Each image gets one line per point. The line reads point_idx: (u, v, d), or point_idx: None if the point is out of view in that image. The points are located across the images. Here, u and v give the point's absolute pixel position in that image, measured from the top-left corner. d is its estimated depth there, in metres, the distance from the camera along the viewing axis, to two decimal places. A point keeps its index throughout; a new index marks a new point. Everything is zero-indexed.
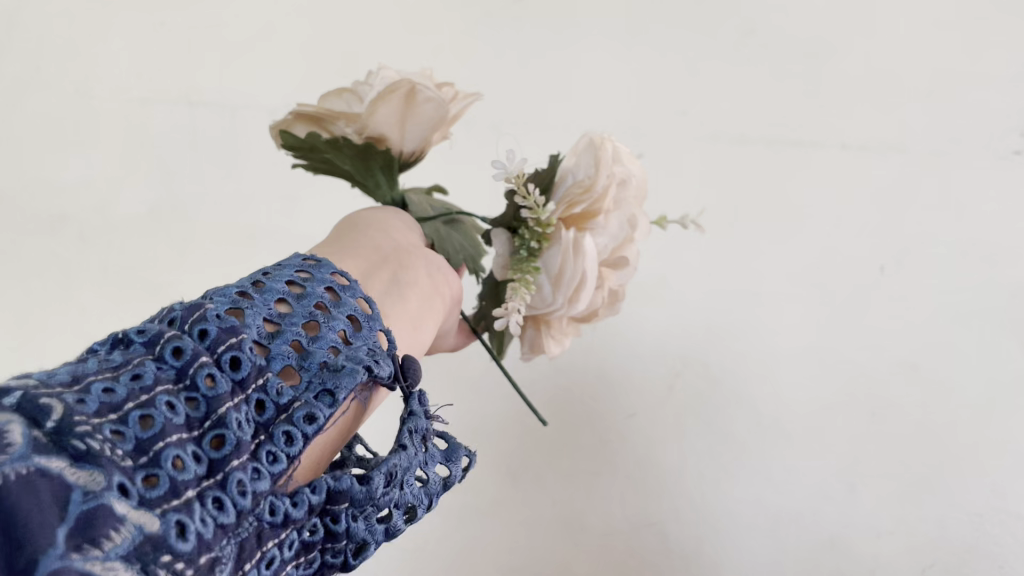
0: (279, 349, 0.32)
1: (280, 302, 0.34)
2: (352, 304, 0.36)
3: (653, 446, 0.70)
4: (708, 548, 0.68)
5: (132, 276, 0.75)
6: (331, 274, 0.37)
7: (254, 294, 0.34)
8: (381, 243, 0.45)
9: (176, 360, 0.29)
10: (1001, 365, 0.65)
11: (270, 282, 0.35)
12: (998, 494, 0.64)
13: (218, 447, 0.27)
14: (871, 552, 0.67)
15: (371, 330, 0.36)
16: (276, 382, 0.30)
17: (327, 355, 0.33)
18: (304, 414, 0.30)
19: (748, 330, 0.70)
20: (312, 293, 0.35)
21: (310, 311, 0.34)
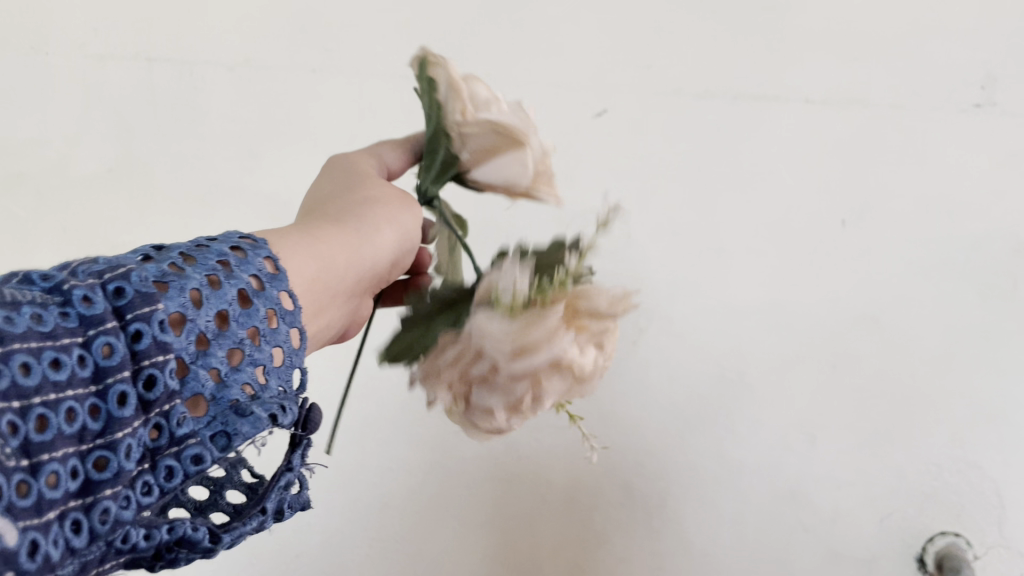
0: (198, 374, 0.25)
1: (222, 313, 0.27)
2: (286, 340, 0.30)
3: (618, 399, 0.69)
4: (673, 502, 0.69)
5: (92, 236, 0.77)
6: (284, 293, 0.30)
7: (210, 289, 0.27)
8: (358, 255, 0.38)
9: (103, 357, 0.23)
10: (960, 315, 0.65)
11: (227, 278, 0.28)
12: (957, 443, 0.66)
13: (99, 469, 0.22)
14: (831, 502, 0.68)
15: (290, 369, 0.30)
16: (182, 411, 0.24)
17: (242, 396, 0.27)
18: (196, 455, 0.25)
19: (706, 286, 0.70)
20: (255, 314, 0.28)
21: (243, 335, 0.27)
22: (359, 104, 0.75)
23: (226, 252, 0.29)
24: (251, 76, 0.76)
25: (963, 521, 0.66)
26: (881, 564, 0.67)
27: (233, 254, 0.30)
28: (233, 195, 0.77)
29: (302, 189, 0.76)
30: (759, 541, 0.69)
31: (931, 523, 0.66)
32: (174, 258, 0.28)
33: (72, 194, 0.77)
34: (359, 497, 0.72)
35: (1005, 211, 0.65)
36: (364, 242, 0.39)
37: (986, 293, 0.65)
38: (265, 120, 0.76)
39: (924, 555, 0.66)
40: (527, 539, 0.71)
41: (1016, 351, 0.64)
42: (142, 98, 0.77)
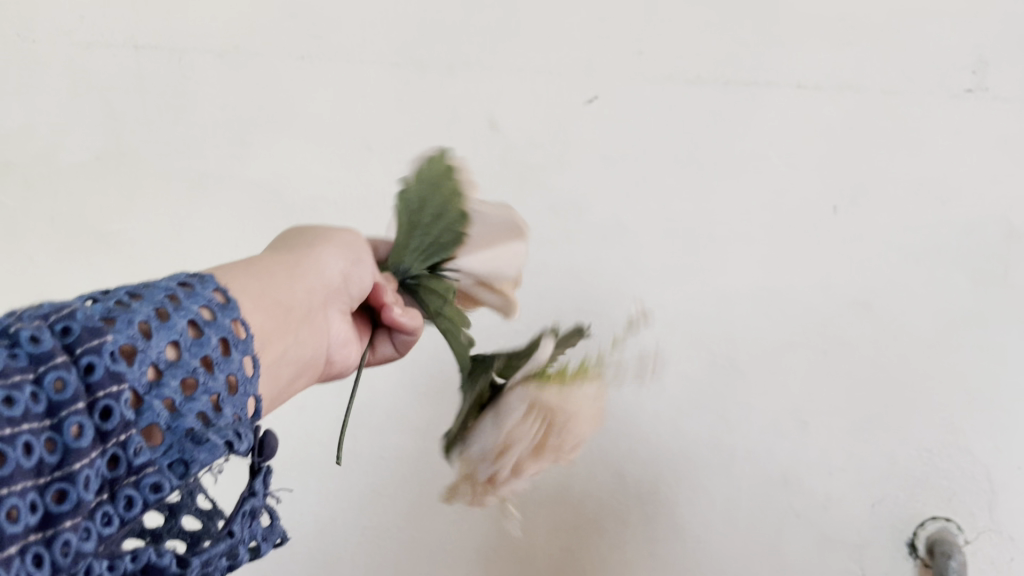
0: (152, 404, 0.28)
1: (172, 345, 0.30)
2: (237, 366, 0.33)
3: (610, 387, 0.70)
4: (665, 487, 0.69)
5: (84, 224, 0.78)
6: (231, 322, 0.34)
7: (158, 322, 0.30)
8: (297, 284, 0.42)
9: (56, 392, 0.24)
10: (951, 301, 0.65)
11: (175, 311, 0.31)
12: (950, 429, 0.65)
13: (58, 501, 0.23)
14: (823, 487, 0.68)
15: (242, 396, 0.33)
16: (138, 440, 0.27)
17: (196, 422, 0.30)
18: (153, 482, 0.27)
19: (698, 272, 0.70)
20: (205, 344, 0.31)
21: (195, 365, 0.31)
22: (349, 90, 0.74)
23: (171, 289, 0.32)
24: (239, 62, 0.75)
25: (955, 505, 0.65)
26: (872, 549, 0.67)
27: (178, 290, 0.33)
28: (224, 184, 0.76)
29: (292, 176, 0.75)
30: (750, 525, 0.69)
31: (923, 508, 0.66)
32: (121, 296, 0.30)
33: (60, 182, 0.78)
34: (352, 483, 0.73)
35: (996, 195, 0.65)
36: (303, 274, 0.44)
37: (977, 278, 0.65)
38: (254, 107, 0.75)
39: (916, 540, 0.66)
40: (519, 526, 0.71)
41: (1007, 336, 0.64)
42: (132, 86, 0.77)
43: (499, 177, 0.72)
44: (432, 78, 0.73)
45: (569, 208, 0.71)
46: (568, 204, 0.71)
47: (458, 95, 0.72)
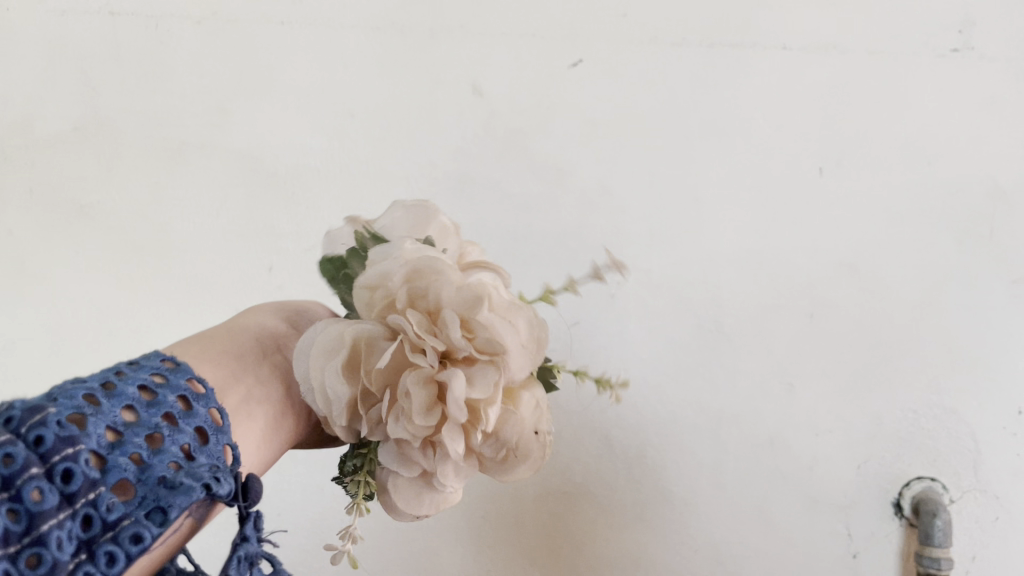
0: (116, 461, 0.29)
1: (127, 409, 0.31)
2: (203, 416, 0.33)
3: (596, 352, 0.70)
4: (653, 451, 0.69)
5: (63, 194, 0.77)
6: (187, 381, 0.34)
7: (104, 394, 0.31)
8: (243, 332, 0.41)
9: (5, 467, 0.26)
10: (937, 261, 0.65)
11: (123, 381, 0.32)
12: (935, 389, 0.66)
13: (34, 565, 0.25)
14: (809, 450, 0.68)
15: (219, 445, 0.33)
16: (107, 497, 0.28)
17: (167, 470, 0.30)
18: (130, 533, 0.27)
19: (684, 236, 0.69)
20: (162, 402, 0.32)
21: (156, 421, 0.31)
22: (330, 57, 0.73)
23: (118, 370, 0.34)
24: (218, 29, 0.74)
25: (940, 466, 0.65)
26: (859, 511, 0.67)
27: (125, 369, 0.34)
28: (205, 154, 0.75)
29: (273, 144, 0.74)
30: (737, 488, 0.69)
31: (909, 469, 0.66)
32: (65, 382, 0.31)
33: (38, 152, 0.77)
34: None
35: (982, 155, 0.64)
36: (245, 324, 0.43)
37: (963, 240, 0.65)
38: (233, 75, 0.74)
39: (901, 500, 0.66)
40: (511, 491, 0.71)
41: (991, 298, 0.64)
42: (108, 55, 0.76)
43: (483, 142, 0.71)
44: (413, 43, 0.72)
45: (555, 173, 0.70)
46: (553, 169, 0.70)
47: (440, 59, 0.71)
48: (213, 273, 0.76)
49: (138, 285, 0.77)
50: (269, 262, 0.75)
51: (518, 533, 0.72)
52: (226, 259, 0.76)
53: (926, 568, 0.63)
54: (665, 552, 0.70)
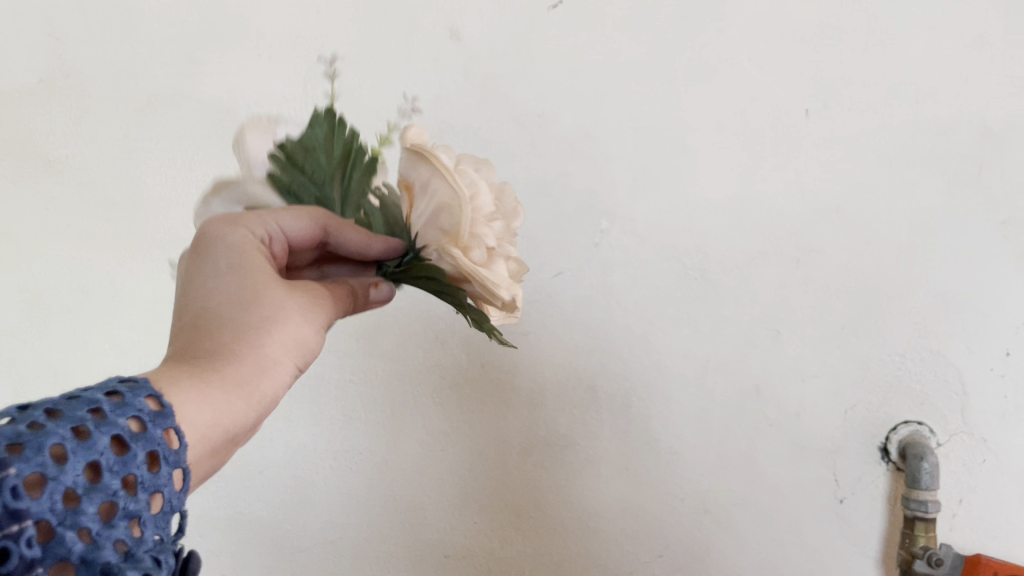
0: (63, 538, 0.28)
1: (89, 467, 0.29)
2: (167, 482, 0.32)
3: (580, 303, 0.69)
4: (637, 402, 0.69)
5: (31, 148, 0.76)
6: (165, 431, 0.33)
7: (76, 444, 0.29)
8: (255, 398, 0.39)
9: None
10: (925, 202, 0.64)
11: (97, 428, 0.30)
12: (924, 333, 0.65)
13: None
14: (796, 396, 0.67)
15: (167, 514, 0.32)
16: None
17: (114, 559, 0.29)
18: None
19: (668, 181, 0.67)
20: (130, 464, 0.30)
21: (116, 487, 0.30)
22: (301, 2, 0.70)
23: (95, 398, 0.31)
24: None
25: (927, 410, 0.64)
26: (846, 455, 0.66)
27: (103, 400, 0.32)
28: (175, 106, 0.73)
29: (245, 94, 0.72)
30: (723, 435, 0.68)
31: (896, 413, 0.65)
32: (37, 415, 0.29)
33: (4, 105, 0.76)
34: (329, 404, 0.75)
35: (972, 93, 0.62)
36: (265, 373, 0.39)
37: (950, 180, 0.63)
38: (202, 22, 0.72)
39: (888, 445, 0.65)
40: (497, 443, 0.72)
41: (980, 240, 0.63)
42: (72, 3, 0.73)
43: (461, 90, 0.69)
44: None
45: (535, 121, 0.69)
46: (534, 115, 0.68)
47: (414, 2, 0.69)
48: (186, 228, 0.74)
49: (111, 242, 0.76)
50: None
51: (503, 484, 0.72)
52: None
53: (912, 512, 0.62)
54: (650, 501, 0.70)
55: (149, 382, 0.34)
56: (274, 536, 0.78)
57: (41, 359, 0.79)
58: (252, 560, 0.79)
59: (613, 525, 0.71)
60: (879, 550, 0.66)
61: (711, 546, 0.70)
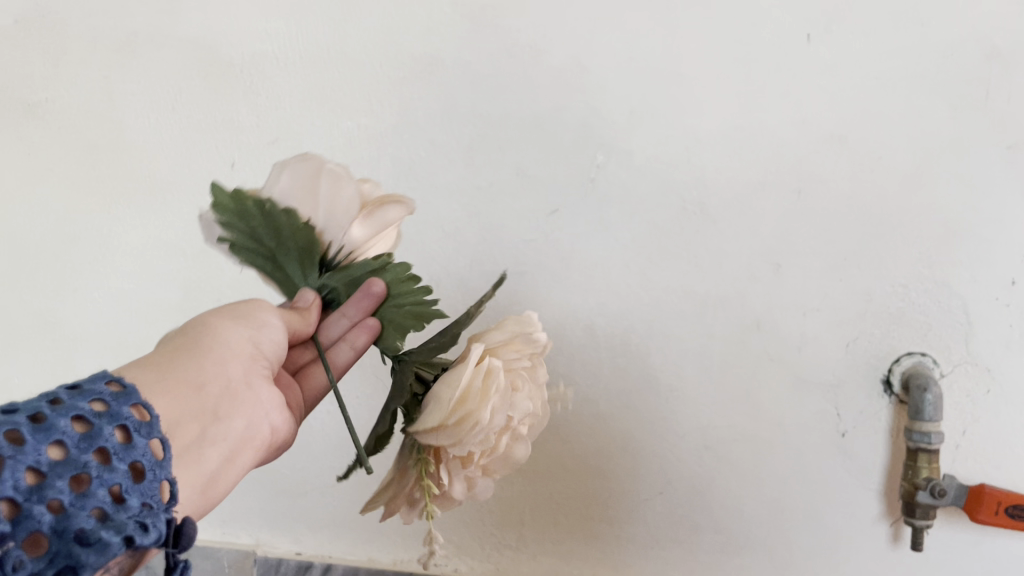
0: (32, 509, 0.32)
1: (57, 446, 0.34)
2: (140, 450, 0.37)
3: (576, 241, 0.68)
4: (636, 341, 0.68)
5: (12, 93, 0.74)
6: (130, 407, 0.38)
7: (37, 431, 0.34)
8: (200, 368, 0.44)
9: None
10: (931, 129, 0.62)
11: (56, 414, 0.35)
12: (927, 263, 0.63)
13: None
14: (797, 328, 0.66)
15: (150, 480, 0.36)
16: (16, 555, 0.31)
17: (88, 520, 0.33)
18: None
19: (665, 113, 0.65)
20: (95, 440, 0.35)
21: (86, 459, 0.34)
22: None
23: (60, 396, 0.37)
24: None
25: (930, 341, 0.64)
26: (848, 388, 0.66)
27: (66, 396, 0.37)
28: (156, 45, 0.71)
29: (225, 31, 0.70)
30: (723, 371, 0.68)
31: (899, 345, 0.64)
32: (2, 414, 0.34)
33: None
34: None
35: (980, 15, 0.59)
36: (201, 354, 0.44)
37: (957, 105, 0.61)
38: None
39: (891, 377, 0.65)
40: None
41: (987, 168, 0.61)
42: None
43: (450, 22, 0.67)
44: None
45: (527, 53, 0.66)
46: (525, 46, 0.66)
47: None
48: (172, 172, 0.73)
49: (96, 188, 0.74)
50: (231, 158, 0.72)
51: None
52: (184, 156, 0.72)
53: (915, 443, 0.62)
54: (650, 440, 0.69)
55: (110, 375, 0.39)
56: (272, 482, 0.78)
57: (30, 307, 0.78)
58: (250, 506, 0.79)
59: (612, 463, 0.70)
60: (882, 483, 0.66)
61: (713, 483, 0.69)
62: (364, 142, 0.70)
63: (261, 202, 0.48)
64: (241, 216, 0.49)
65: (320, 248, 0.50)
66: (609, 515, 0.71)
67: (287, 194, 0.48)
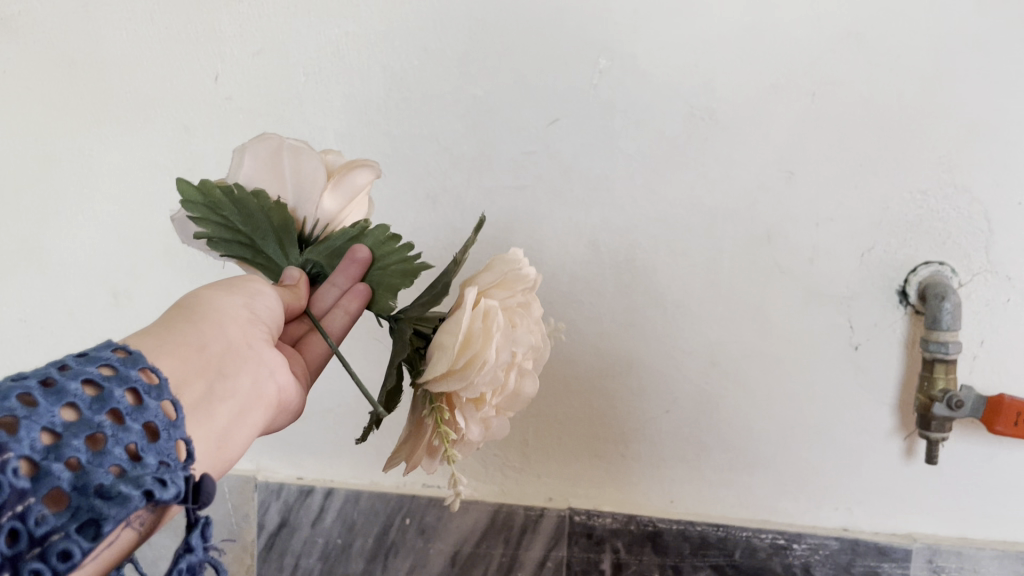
0: (50, 468, 0.29)
1: (69, 407, 0.31)
2: (155, 411, 0.33)
3: (579, 153, 0.65)
4: (641, 256, 0.66)
5: None
6: (140, 370, 0.34)
7: (46, 393, 0.31)
8: (209, 330, 0.39)
9: None
10: (955, 24, 0.58)
11: (66, 377, 0.32)
12: (947, 168, 0.60)
13: None
14: (810, 240, 0.63)
15: (169, 441, 0.33)
16: (36, 510, 0.28)
17: (106, 477, 0.30)
18: (60, 550, 0.29)
19: (671, 14, 0.61)
20: (107, 400, 0.32)
21: (100, 419, 0.31)
22: None
23: (68, 361, 0.34)
24: None
25: (948, 250, 0.61)
26: (862, 301, 0.63)
27: (74, 361, 0.34)
28: None
29: None
30: (732, 286, 0.65)
31: (915, 254, 0.62)
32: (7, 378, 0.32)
33: None
34: None
35: None
36: (211, 313, 0.40)
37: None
38: None
39: (907, 288, 0.62)
40: None
41: (1013, 65, 0.58)
42: None
43: None
44: None
45: None
46: None
47: None
48: (155, 87, 0.69)
49: (76, 106, 0.71)
50: (214, 71, 0.68)
51: None
52: (166, 70, 0.69)
53: (932, 354, 0.60)
54: (657, 358, 0.67)
55: (113, 344, 0.35)
56: None
57: (13, 232, 0.75)
58: None
59: (615, 383, 0.68)
60: (896, 396, 0.64)
61: (720, 400, 0.67)
62: (352, 51, 0.66)
63: (228, 189, 0.45)
64: (212, 208, 0.46)
65: (295, 227, 0.47)
66: (615, 435, 0.69)
67: (253, 178, 0.46)
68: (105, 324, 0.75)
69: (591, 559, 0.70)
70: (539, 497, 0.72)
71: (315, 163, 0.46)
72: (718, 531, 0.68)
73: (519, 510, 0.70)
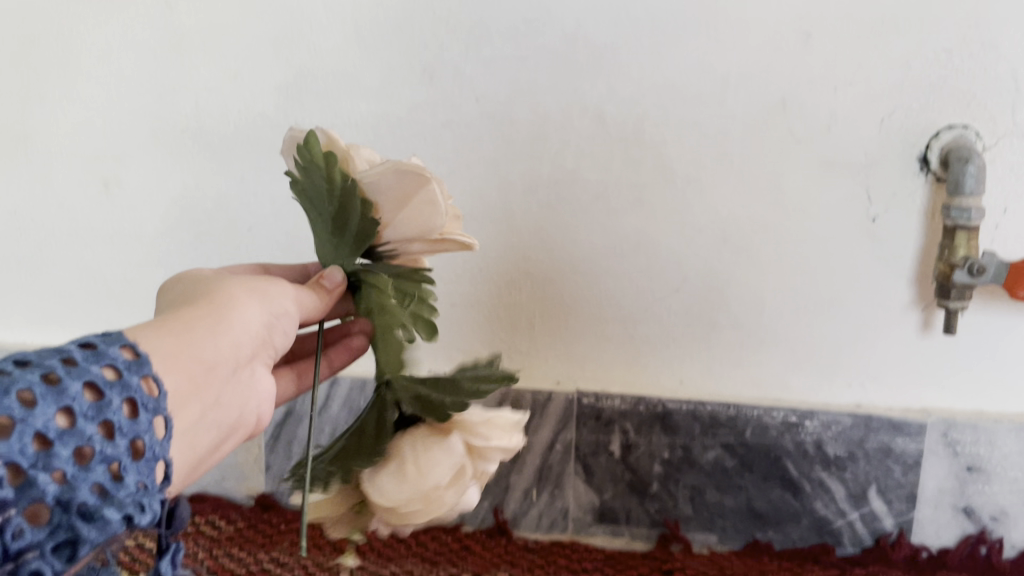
0: (36, 479, 0.27)
1: (64, 411, 0.29)
2: (146, 425, 0.31)
3: (583, 19, 0.61)
4: (649, 128, 0.63)
5: None
6: (141, 379, 0.32)
7: (46, 389, 0.28)
8: (221, 345, 0.37)
9: None
10: None
11: (68, 375, 0.30)
12: (973, 22, 0.57)
13: None
14: (827, 106, 0.60)
15: (150, 460, 0.31)
16: (16, 526, 0.26)
17: (89, 496, 0.28)
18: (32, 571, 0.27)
19: None
20: (105, 409, 0.30)
21: (91, 432, 0.29)
22: None
23: (64, 351, 0.31)
24: None
25: (973, 112, 0.58)
26: (880, 169, 0.61)
27: (72, 352, 0.31)
28: None
29: None
30: (745, 158, 0.62)
31: (938, 117, 0.59)
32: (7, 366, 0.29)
33: None
34: None
35: None
36: (224, 323, 0.38)
37: None
38: None
39: (928, 154, 0.59)
40: (497, 184, 0.66)
41: None
42: None
43: None
44: None
45: None
46: None
47: None
48: None
49: None
50: None
51: (506, 228, 0.67)
52: None
53: (954, 222, 0.58)
54: (666, 235, 0.65)
55: (129, 340, 0.33)
56: None
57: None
58: None
59: (623, 263, 0.66)
60: (914, 268, 0.62)
61: (732, 277, 0.65)
62: None
63: (345, 181, 0.39)
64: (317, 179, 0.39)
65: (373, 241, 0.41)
66: (623, 316, 0.68)
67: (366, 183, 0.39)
68: (95, 213, 0.73)
69: (599, 441, 0.69)
70: (547, 380, 0.70)
71: (429, 218, 0.39)
72: (729, 409, 0.66)
73: (527, 395, 0.69)
